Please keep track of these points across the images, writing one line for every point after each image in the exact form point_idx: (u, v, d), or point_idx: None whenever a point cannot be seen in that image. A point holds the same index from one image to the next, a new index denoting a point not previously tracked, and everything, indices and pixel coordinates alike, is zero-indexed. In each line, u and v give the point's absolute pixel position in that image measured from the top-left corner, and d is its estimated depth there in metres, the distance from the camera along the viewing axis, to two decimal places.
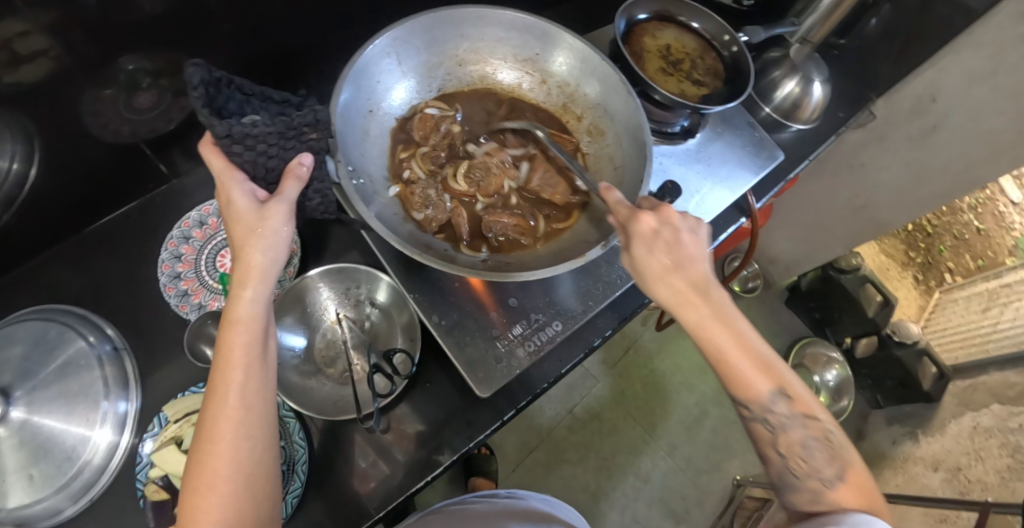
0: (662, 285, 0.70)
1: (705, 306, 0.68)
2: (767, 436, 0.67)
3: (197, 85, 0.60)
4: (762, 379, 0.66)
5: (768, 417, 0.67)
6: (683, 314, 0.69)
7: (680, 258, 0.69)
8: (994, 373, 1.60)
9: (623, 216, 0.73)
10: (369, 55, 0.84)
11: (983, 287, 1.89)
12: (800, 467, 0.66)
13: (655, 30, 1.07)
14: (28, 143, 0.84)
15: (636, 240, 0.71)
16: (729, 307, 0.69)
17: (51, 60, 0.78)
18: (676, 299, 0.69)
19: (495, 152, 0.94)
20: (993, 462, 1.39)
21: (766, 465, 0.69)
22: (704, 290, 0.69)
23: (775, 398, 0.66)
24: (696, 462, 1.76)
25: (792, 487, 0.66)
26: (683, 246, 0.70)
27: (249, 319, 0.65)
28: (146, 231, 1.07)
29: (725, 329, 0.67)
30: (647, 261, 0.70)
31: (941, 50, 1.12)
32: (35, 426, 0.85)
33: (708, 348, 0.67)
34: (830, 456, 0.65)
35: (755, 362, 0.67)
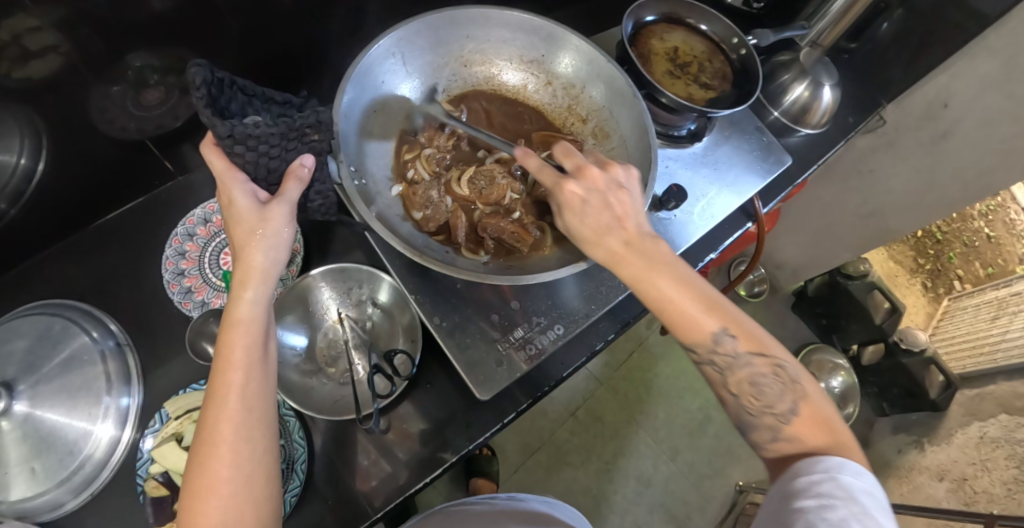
0: (602, 244, 0.71)
1: (640, 261, 0.69)
2: (717, 376, 0.68)
3: (199, 86, 0.59)
4: (707, 319, 0.67)
5: (715, 356, 0.67)
6: (620, 270, 0.70)
7: (610, 217, 0.71)
8: (1001, 383, 1.58)
9: (548, 181, 0.74)
10: (374, 55, 0.84)
11: (992, 295, 1.87)
12: (752, 405, 0.67)
13: (663, 33, 1.06)
14: (36, 139, 0.85)
15: (567, 207, 0.72)
16: (665, 259, 0.69)
17: (60, 56, 0.79)
18: (617, 257, 0.70)
19: (504, 160, 0.93)
20: (999, 474, 1.37)
21: (726, 406, 0.70)
22: (639, 243, 0.70)
23: (721, 337, 0.67)
24: (699, 467, 1.75)
25: (750, 425, 0.67)
26: (611, 202, 0.71)
27: (249, 320, 0.65)
28: (151, 228, 1.07)
29: (664, 277, 0.68)
30: (580, 226, 0.72)
31: (954, 55, 1.11)
32: (38, 419, 0.86)
33: (649, 299, 0.68)
34: (783, 388, 0.65)
35: (697, 304, 0.67)
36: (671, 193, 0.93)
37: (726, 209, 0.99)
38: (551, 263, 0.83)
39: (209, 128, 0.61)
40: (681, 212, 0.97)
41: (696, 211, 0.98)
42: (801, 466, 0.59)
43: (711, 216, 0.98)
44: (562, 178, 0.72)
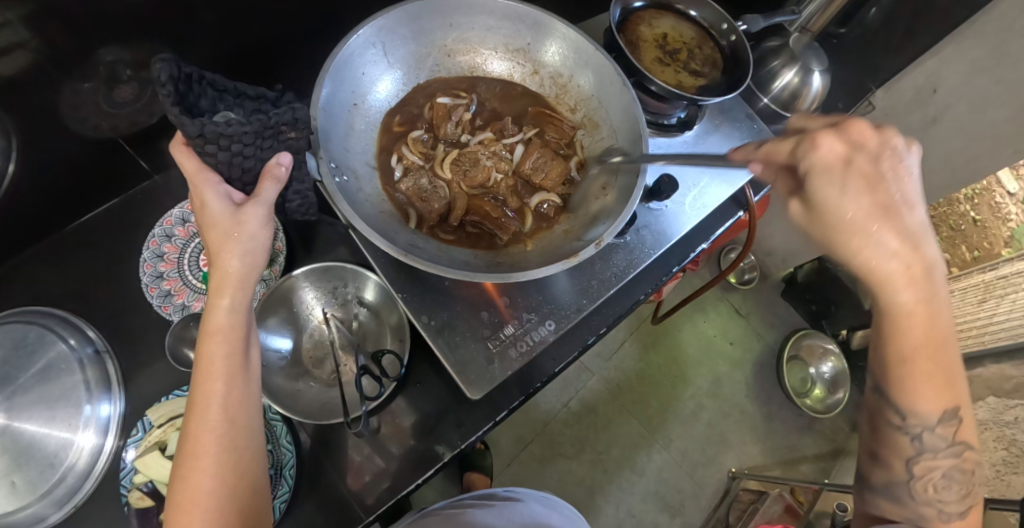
0: (875, 248, 0.60)
1: (912, 288, 0.61)
2: (908, 451, 0.66)
3: (165, 82, 0.57)
4: (936, 397, 0.64)
5: (921, 436, 0.66)
6: (895, 292, 0.61)
7: (887, 206, 0.60)
8: (989, 365, 1.61)
9: (791, 148, 0.61)
10: (353, 46, 0.81)
11: (980, 279, 1.87)
12: (922, 490, 0.66)
13: (652, 19, 1.03)
14: (8, 139, 0.81)
15: (818, 170, 0.59)
16: (939, 291, 0.62)
17: (29, 52, 0.75)
18: (891, 277, 0.61)
19: (488, 141, 0.92)
20: (988, 455, 1.46)
21: (878, 467, 0.69)
22: (925, 269, 0.61)
23: (942, 419, 0.64)
24: (692, 455, 1.75)
25: (897, 498, 0.67)
26: (886, 180, 0.60)
27: (227, 329, 0.63)
28: (127, 229, 1.04)
29: (928, 320, 0.62)
30: (843, 206, 0.59)
31: (943, 40, 1.10)
32: (16, 431, 0.83)
33: (897, 336, 0.63)
34: (962, 490, 0.67)
35: (936, 367, 0.63)
36: (663, 185, 0.90)
37: (718, 200, 0.98)
38: (539, 260, 0.80)
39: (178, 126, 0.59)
40: (672, 203, 0.96)
41: (688, 200, 0.97)
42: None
43: (703, 206, 0.97)
44: (813, 133, 0.60)
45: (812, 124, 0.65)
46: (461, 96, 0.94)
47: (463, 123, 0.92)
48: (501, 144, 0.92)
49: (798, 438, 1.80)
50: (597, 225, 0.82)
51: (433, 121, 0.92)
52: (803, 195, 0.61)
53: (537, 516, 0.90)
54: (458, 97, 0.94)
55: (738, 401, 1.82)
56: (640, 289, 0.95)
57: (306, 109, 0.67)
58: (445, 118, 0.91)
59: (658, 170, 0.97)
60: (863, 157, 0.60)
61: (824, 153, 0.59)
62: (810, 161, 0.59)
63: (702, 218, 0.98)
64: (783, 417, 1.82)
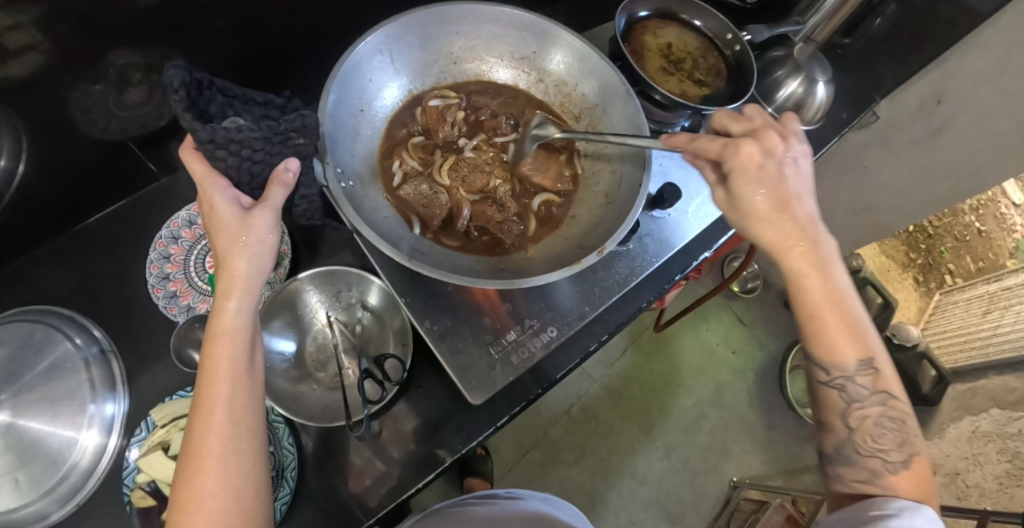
0: (774, 230, 0.68)
1: (807, 257, 0.68)
2: (840, 404, 0.69)
3: (178, 88, 0.58)
4: (850, 348, 0.67)
5: (847, 386, 0.68)
6: (789, 261, 0.68)
7: (784, 199, 0.67)
8: (993, 377, 1.59)
9: (717, 147, 0.68)
10: (360, 53, 0.82)
11: (984, 290, 1.88)
12: (864, 442, 0.67)
13: (656, 28, 1.04)
14: (16, 140, 0.82)
15: (738, 173, 0.67)
16: (834, 264, 0.69)
17: (39, 55, 0.76)
18: (785, 245, 0.68)
19: (483, 145, 0.93)
20: (991, 468, 1.42)
21: (827, 431, 0.71)
22: (815, 244, 0.68)
23: (860, 369, 0.67)
24: (693, 463, 1.75)
25: (847, 458, 0.68)
26: (788, 179, 0.67)
27: (233, 331, 0.63)
28: (135, 230, 1.05)
29: (822, 280, 0.68)
30: (751, 201, 0.67)
31: (948, 51, 1.11)
32: (21, 429, 0.84)
33: (804, 297, 0.68)
34: (899, 439, 0.67)
35: (845, 324, 0.68)
36: (665, 194, 0.91)
37: (720, 208, 0.99)
38: (539, 269, 0.80)
39: (189, 131, 0.60)
40: (675, 211, 0.96)
41: (690, 209, 0.97)
42: (873, 502, 0.63)
43: (706, 215, 0.98)
44: (737, 140, 0.67)
45: (733, 126, 0.71)
46: (450, 96, 0.94)
47: (458, 123, 0.93)
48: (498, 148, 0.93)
49: (800, 448, 1.80)
50: (599, 234, 0.82)
51: (428, 125, 0.92)
52: (727, 186, 0.69)
53: (539, 512, 0.91)
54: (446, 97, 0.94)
55: (739, 409, 1.82)
56: (644, 296, 0.96)
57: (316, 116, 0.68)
58: (439, 121, 0.92)
59: (661, 179, 0.98)
60: (762, 155, 0.66)
61: (741, 157, 0.66)
62: (731, 164, 0.67)
63: (704, 227, 0.98)
64: (785, 426, 1.82)
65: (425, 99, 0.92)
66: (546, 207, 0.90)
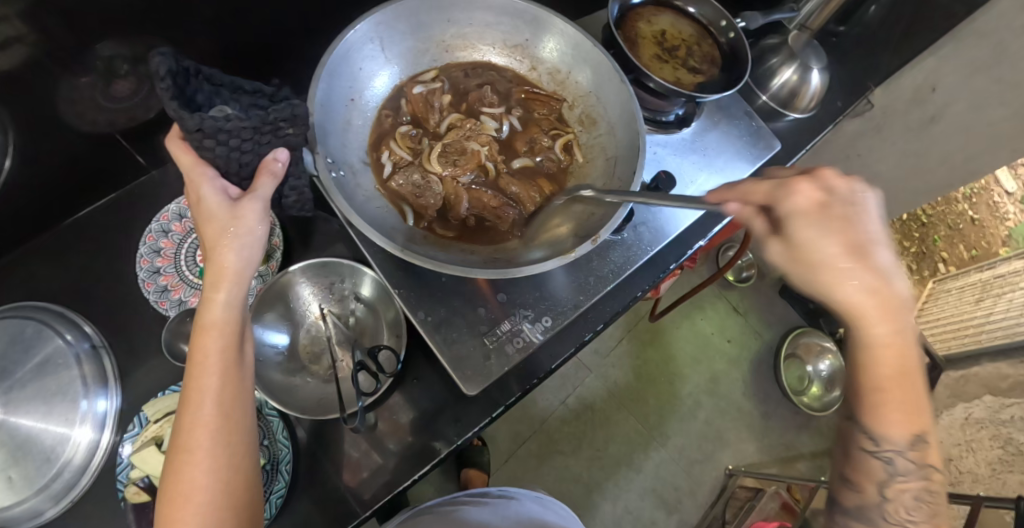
0: (851, 283, 0.51)
1: (887, 321, 0.52)
2: (880, 475, 0.56)
3: (164, 76, 0.57)
4: (906, 423, 0.54)
5: (893, 460, 0.56)
6: (866, 325, 0.52)
7: (860, 246, 0.51)
8: (986, 365, 1.61)
9: (766, 191, 0.52)
10: (350, 41, 0.81)
11: (977, 278, 1.85)
12: (896, 512, 0.57)
13: (650, 15, 1.03)
14: (3, 134, 0.81)
15: (801, 218, 0.51)
16: (915, 325, 0.54)
17: (27, 46, 0.75)
18: (861, 308, 0.52)
19: (458, 121, 0.91)
20: (984, 454, 1.46)
21: (850, 491, 0.59)
22: (900, 301, 0.52)
23: (911, 444, 0.55)
24: (688, 453, 1.75)
25: (870, 525, 0.57)
26: (860, 219, 0.51)
27: (222, 324, 0.63)
28: (124, 224, 1.04)
29: (900, 351, 0.53)
30: (820, 247, 0.50)
31: (942, 39, 1.09)
32: (13, 426, 0.83)
33: (868, 368, 0.53)
34: (934, 511, 0.57)
35: (909, 396, 0.54)
36: (659, 181, 0.92)
37: None
38: (534, 257, 0.79)
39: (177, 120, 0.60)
40: None
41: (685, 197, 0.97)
42: None
43: None
44: (793, 178, 0.51)
45: (782, 173, 0.56)
46: (431, 80, 0.92)
47: (446, 108, 0.92)
48: (484, 119, 0.92)
49: (795, 436, 1.81)
50: (595, 222, 0.80)
51: (415, 114, 0.91)
52: (781, 233, 0.52)
53: (529, 515, 0.92)
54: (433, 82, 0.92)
55: (735, 398, 1.83)
56: (638, 285, 0.95)
57: (305, 105, 0.67)
58: (426, 109, 0.90)
59: (655, 167, 0.97)
60: (826, 194, 0.51)
61: (802, 197, 0.51)
62: (789, 206, 0.51)
63: (700, 216, 0.98)
64: (780, 414, 1.83)
65: (408, 87, 0.90)
66: (528, 190, 0.87)
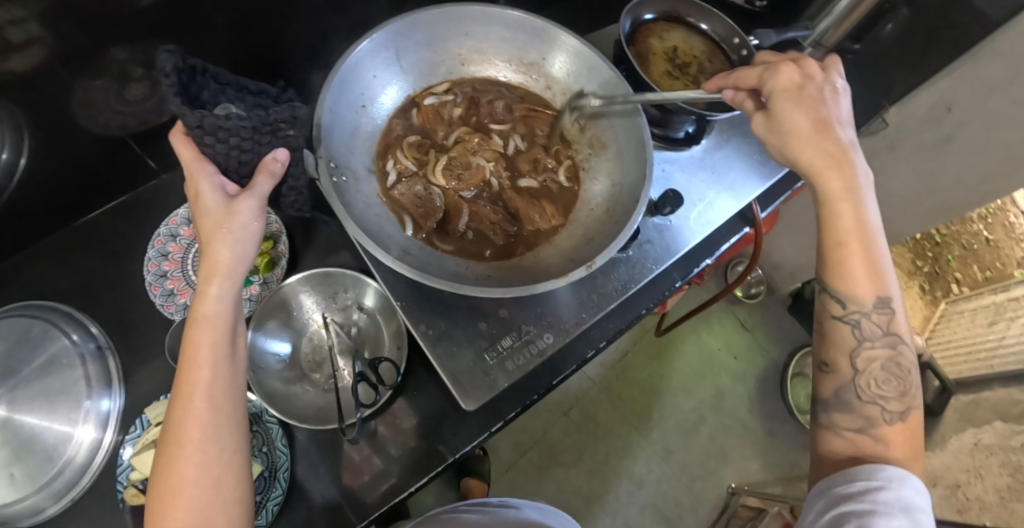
0: (811, 148, 0.73)
1: (842, 180, 0.72)
2: (849, 342, 0.70)
3: (169, 73, 0.59)
4: (869, 284, 0.69)
5: (860, 322, 0.70)
6: (824, 181, 0.72)
7: (826, 121, 0.73)
8: (997, 389, 1.58)
9: (759, 76, 0.77)
10: (363, 51, 0.81)
11: (991, 300, 1.86)
12: (868, 388, 0.69)
13: (662, 31, 1.03)
14: (17, 133, 0.81)
15: (781, 94, 0.75)
16: (868, 197, 0.72)
17: (44, 48, 0.76)
18: (821, 164, 0.72)
19: (465, 135, 0.92)
20: (993, 481, 1.42)
21: (828, 374, 0.72)
22: (852, 167, 0.72)
23: (876, 306, 0.69)
24: (691, 469, 1.73)
25: (846, 402, 0.69)
26: (828, 104, 0.74)
27: (214, 317, 0.64)
28: (134, 226, 1.05)
29: (854, 208, 0.71)
30: (794, 119, 0.74)
31: (958, 59, 1.11)
32: (17, 424, 0.84)
33: (831, 219, 0.71)
34: (901, 388, 0.68)
35: (868, 254, 0.70)
36: (666, 199, 0.91)
37: (724, 215, 0.98)
38: (530, 278, 0.79)
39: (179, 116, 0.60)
40: (678, 217, 0.95)
41: (692, 216, 0.96)
42: (861, 469, 0.63)
43: (708, 222, 0.96)
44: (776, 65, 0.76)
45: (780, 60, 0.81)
46: (443, 92, 0.93)
47: (456, 121, 0.93)
48: (493, 135, 0.93)
49: (800, 455, 1.78)
50: (593, 247, 0.81)
51: (424, 126, 0.92)
52: (769, 112, 0.76)
53: (528, 518, 0.92)
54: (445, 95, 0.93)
55: (740, 415, 1.81)
56: (643, 303, 0.95)
57: (306, 107, 0.66)
58: (436, 121, 0.92)
59: (663, 184, 0.97)
60: (802, 79, 0.75)
61: (782, 78, 0.75)
62: (771, 85, 0.75)
63: (707, 234, 0.97)
64: (786, 432, 1.80)
65: (420, 98, 0.91)
66: (530, 208, 0.86)
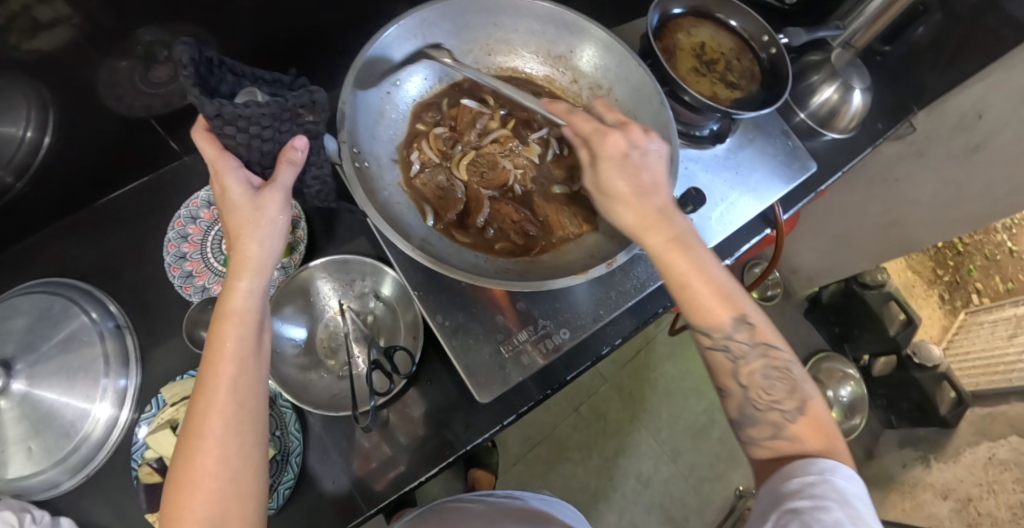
0: (629, 210, 0.72)
1: (663, 234, 0.71)
2: (727, 366, 0.72)
3: (187, 65, 0.58)
4: (721, 310, 0.71)
5: (728, 346, 0.71)
6: (647, 239, 0.72)
7: (641, 184, 0.72)
8: (1015, 404, 1.56)
9: (590, 135, 0.74)
10: (392, 36, 0.81)
11: (1012, 314, 1.82)
12: (760, 398, 0.70)
13: (690, 27, 1.01)
14: (42, 112, 0.83)
15: (603, 161, 0.72)
16: (694, 239, 0.72)
17: (72, 28, 0.77)
18: (643, 224, 0.72)
19: (503, 137, 0.89)
20: (1006, 497, 1.40)
21: (727, 396, 0.73)
22: (668, 216, 0.72)
23: (735, 326, 0.70)
24: (699, 470, 1.72)
25: (751, 418, 0.71)
26: (647, 166, 0.73)
27: (243, 311, 0.65)
28: (154, 208, 1.05)
29: (685, 254, 0.71)
30: (614, 185, 0.72)
31: (990, 66, 1.06)
32: (36, 399, 0.85)
33: (670, 271, 0.71)
34: (789, 386, 0.70)
35: (715, 290, 0.71)
36: (689, 198, 0.90)
37: (746, 216, 0.96)
38: (544, 275, 0.79)
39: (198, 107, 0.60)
40: (699, 216, 0.94)
41: (714, 215, 0.95)
42: (795, 467, 0.63)
43: (730, 222, 0.95)
44: (605, 128, 0.73)
45: (608, 116, 0.78)
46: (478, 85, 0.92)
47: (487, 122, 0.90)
48: (529, 142, 0.91)
49: None
50: (612, 246, 0.81)
51: (456, 122, 0.90)
52: (594, 177, 0.74)
53: (537, 511, 0.93)
54: (483, 103, 0.92)
55: None
56: (661, 301, 0.93)
57: (324, 92, 0.66)
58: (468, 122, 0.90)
59: (686, 183, 0.95)
60: (626, 144, 0.72)
61: (609, 146, 0.73)
62: (599, 150, 0.73)
63: (728, 234, 0.96)
64: None
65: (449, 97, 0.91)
66: (559, 214, 0.85)
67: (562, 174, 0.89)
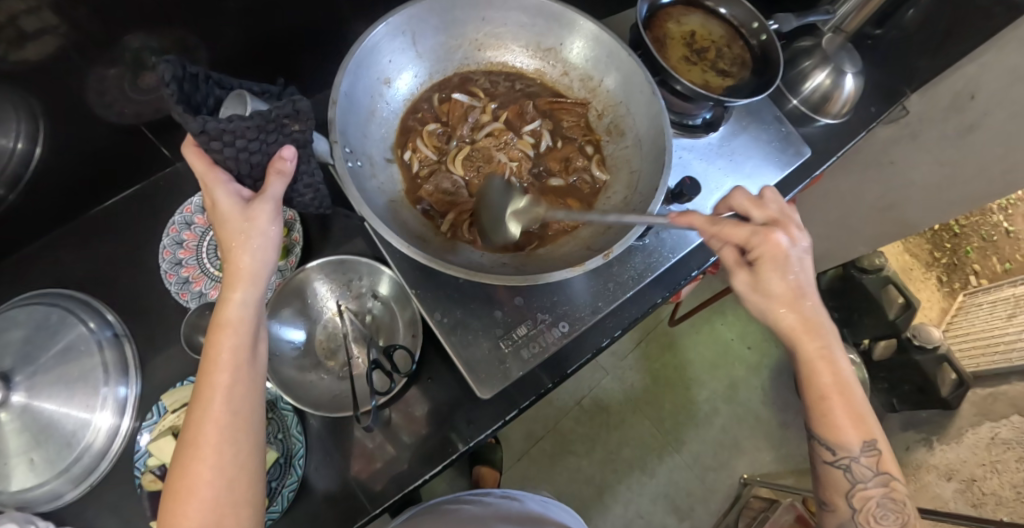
0: (786, 312, 0.70)
1: (816, 340, 0.70)
2: (843, 485, 0.71)
3: (169, 82, 0.60)
4: (853, 432, 0.69)
5: (850, 467, 0.70)
6: (801, 343, 0.70)
7: (803, 287, 0.70)
8: (1016, 383, 1.56)
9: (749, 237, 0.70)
10: (380, 35, 0.81)
11: (1010, 294, 1.83)
12: (867, 523, 0.70)
13: (680, 16, 1.01)
14: (32, 123, 0.82)
15: (767, 261, 0.69)
16: (841, 349, 0.71)
17: (58, 37, 0.76)
18: (799, 327, 0.70)
19: (498, 131, 0.90)
20: (1010, 477, 1.40)
21: (829, 511, 0.73)
22: (820, 323, 0.71)
23: (863, 450, 0.69)
24: (703, 459, 1.73)
25: None
26: (807, 271, 0.70)
27: (238, 322, 0.64)
28: (148, 215, 1.05)
29: (830, 364, 0.70)
30: (774, 285, 0.69)
31: (983, 45, 1.06)
32: (36, 410, 0.84)
33: (813, 378, 0.70)
34: (902, 522, 0.69)
35: (852, 410, 0.70)
36: (685, 187, 0.89)
37: None
38: (543, 266, 0.78)
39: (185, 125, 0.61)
40: (694, 205, 0.94)
41: (709, 204, 0.95)
42: None
43: None
44: (766, 228, 0.69)
45: (755, 212, 0.72)
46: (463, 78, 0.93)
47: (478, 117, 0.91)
48: (522, 134, 0.91)
49: None
50: (609, 237, 0.80)
51: (448, 117, 0.91)
52: (750, 272, 0.71)
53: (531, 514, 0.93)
54: (474, 97, 0.93)
55: (754, 406, 1.79)
56: (659, 291, 0.93)
57: (307, 100, 0.65)
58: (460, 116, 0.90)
59: (681, 172, 0.96)
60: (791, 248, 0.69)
61: (773, 246, 0.68)
62: (760, 251, 0.69)
63: None
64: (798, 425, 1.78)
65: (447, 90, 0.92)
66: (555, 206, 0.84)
67: (556, 165, 0.89)
